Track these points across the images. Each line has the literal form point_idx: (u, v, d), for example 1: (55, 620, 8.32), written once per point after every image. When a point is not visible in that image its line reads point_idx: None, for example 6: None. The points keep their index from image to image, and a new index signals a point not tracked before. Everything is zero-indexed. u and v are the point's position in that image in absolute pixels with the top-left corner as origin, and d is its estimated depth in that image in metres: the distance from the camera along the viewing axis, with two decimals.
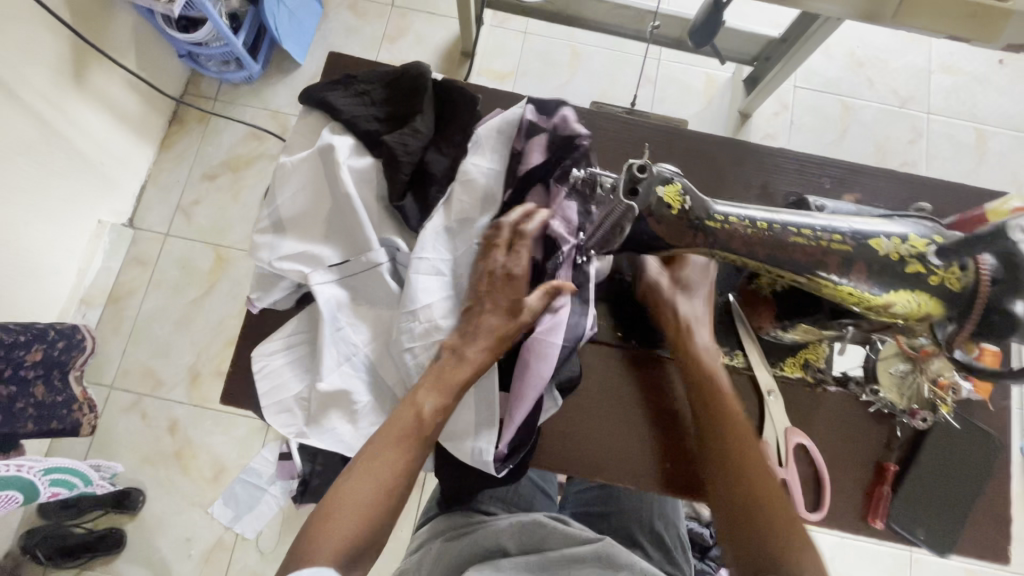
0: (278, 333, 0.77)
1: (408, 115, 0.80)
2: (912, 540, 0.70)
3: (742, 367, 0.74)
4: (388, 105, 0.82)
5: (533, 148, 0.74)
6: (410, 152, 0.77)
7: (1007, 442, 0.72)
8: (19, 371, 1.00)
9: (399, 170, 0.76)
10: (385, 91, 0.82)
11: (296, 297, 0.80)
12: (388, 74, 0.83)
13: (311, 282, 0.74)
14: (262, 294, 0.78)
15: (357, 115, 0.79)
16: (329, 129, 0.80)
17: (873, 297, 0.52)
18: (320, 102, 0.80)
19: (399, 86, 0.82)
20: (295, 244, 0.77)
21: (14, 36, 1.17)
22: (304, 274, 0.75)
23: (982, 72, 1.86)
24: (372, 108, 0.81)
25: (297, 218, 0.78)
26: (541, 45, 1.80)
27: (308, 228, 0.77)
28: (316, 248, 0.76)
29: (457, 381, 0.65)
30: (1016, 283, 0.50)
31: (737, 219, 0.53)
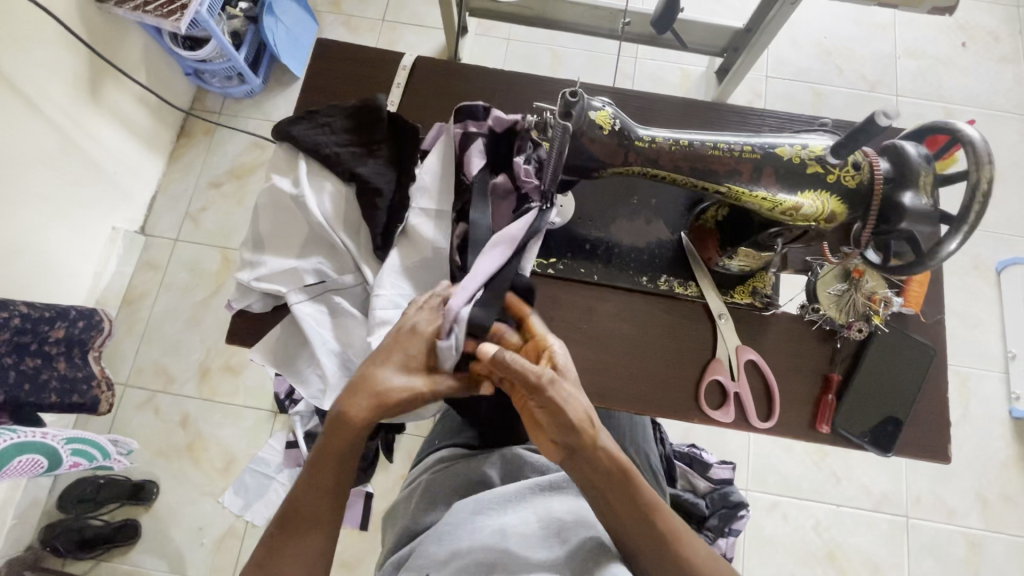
0: (263, 345, 0.81)
1: (372, 146, 0.82)
2: (859, 444, 0.77)
3: (696, 297, 0.82)
4: (350, 134, 0.83)
5: (472, 153, 0.78)
6: (385, 188, 0.80)
7: (942, 352, 0.80)
8: (43, 345, 1.10)
9: (378, 211, 0.80)
10: (347, 122, 0.83)
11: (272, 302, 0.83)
12: (347, 105, 0.84)
13: (291, 303, 0.79)
14: (240, 299, 0.82)
15: (327, 152, 0.81)
16: (303, 164, 0.82)
17: (783, 200, 0.65)
18: (287, 137, 0.82)
19: (361, 117, 0.83)
20: (273, 265, 0.80)
21: (38, 52, 1.30)
22: (284, 291, 0.80)
23: (946, 54, 1.89)
24: (336, 139, 0.82)
25: (276, 242, 0.82)
26: (522, 49, 1.92)
27: (285, 246, 0.81)
28: (294, 271, 0.80)
29: (345, 444, 0.65)
30: (904, 179, 0.61)
31: (662, 139, 0.67)
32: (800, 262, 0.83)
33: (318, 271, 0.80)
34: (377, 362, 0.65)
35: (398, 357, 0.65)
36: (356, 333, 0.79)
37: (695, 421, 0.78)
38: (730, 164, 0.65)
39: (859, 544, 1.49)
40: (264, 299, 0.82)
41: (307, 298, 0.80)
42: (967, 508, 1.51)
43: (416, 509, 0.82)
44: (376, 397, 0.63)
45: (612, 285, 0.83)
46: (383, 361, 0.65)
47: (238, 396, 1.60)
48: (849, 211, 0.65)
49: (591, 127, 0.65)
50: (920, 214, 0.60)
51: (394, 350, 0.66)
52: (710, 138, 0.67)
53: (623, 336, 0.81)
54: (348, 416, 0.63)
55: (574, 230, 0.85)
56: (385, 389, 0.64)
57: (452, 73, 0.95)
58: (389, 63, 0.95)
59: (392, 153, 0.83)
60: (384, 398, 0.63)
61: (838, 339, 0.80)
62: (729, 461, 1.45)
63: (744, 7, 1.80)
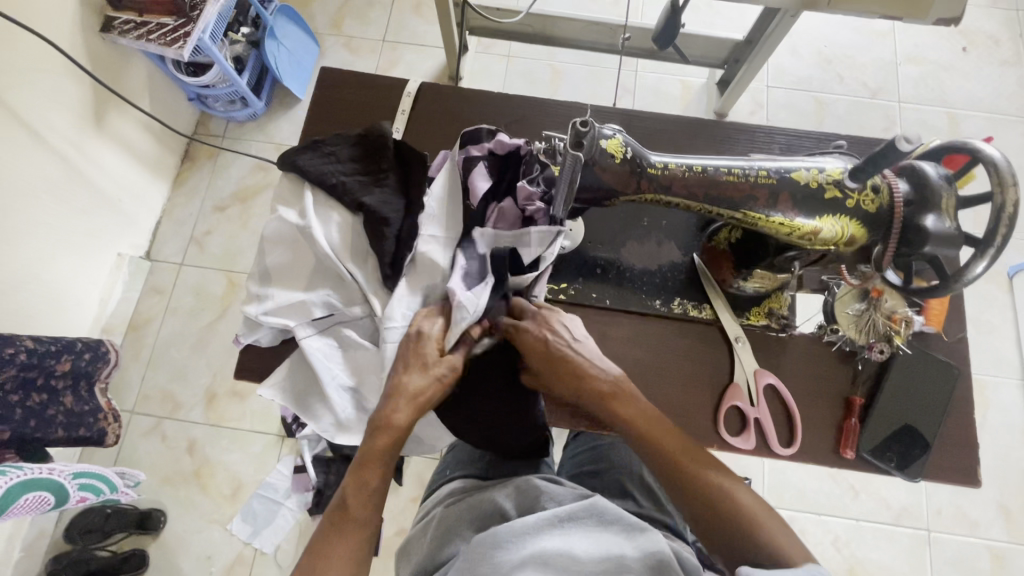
0: (273, 380, 0.79)
1: (380, 175, 0.82)
2: (885, 468, 0.75)
3: (711, 320, 0.81)
4: (356, 163, 0.82)
5: (477, 176, 0.79)
6: (392, 211, 0.78)
7: (966, 370, 0.78)
8: (50, 380, 1.09)
9: (386, 239, 0.77)
10: (354, 151, 0.83)
11: (281, 336, 0.83)
12: (353, 134, 0.84)
13: (300, 337, 0.78)
14: (248, 333, 0.81)
15: (332, 180, 0.80)
16: (309, 194, 0.80)
17: (801, 225, 0.64)
18: (292, 166, 0.81)
19: (367, 146, 0.83)
20: (281, 297, 0.79)
21: (44, 85, 1.30)
22: (291, 325, 0.79)
23: (947, 60, 1.88)
24: (341, 168, 0.82)
25: (284, 274, 0.81)
26: (523, 66, 1.92)
27: (293, 280, 0.80)
28: (302, 302, 0.79)
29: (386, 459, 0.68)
30: (925, 202, 0.60)
31: (674, 165, 0.66)
32: (816, 282, 0.81)
33: (326, 303, 0.79)
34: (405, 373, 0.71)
35: (407, 369, 0.71)
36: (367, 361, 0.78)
37: (714, 448, 0.77)
38: (745, 190, 0.64)
39: (881, 560, 1.45)
40: (273, 331, 0.82)
41: (316, 332, 0.79)
42: (989, 519, 1.47)
43: (430, 543, 0.80)
44: (413, 400, 0.69)
45: (625, 310, 0.81)
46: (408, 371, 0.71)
47: (245, 421, 1.59)
48: (869, 234, 0.63)
49: (603, 155, 0.63)
50: (944, 237, 0.59)
51: (415, 356, 0.71)
52: (724, 164, 0.65)
53: (639, 361, 0.80)
54: (393, 422, 0.69)
55: (586, 254, 0.84)
56: (418, 392, 0.70)
57: (458, 98, 0.95)
58: (394, 89, 0.95)
59: (399, 179, 0.82)
60: (419, 398, 0.70)
61: (859, 361, 0.78)
62: (744, 477, 1.42)
63: (744, 18, 1.80)
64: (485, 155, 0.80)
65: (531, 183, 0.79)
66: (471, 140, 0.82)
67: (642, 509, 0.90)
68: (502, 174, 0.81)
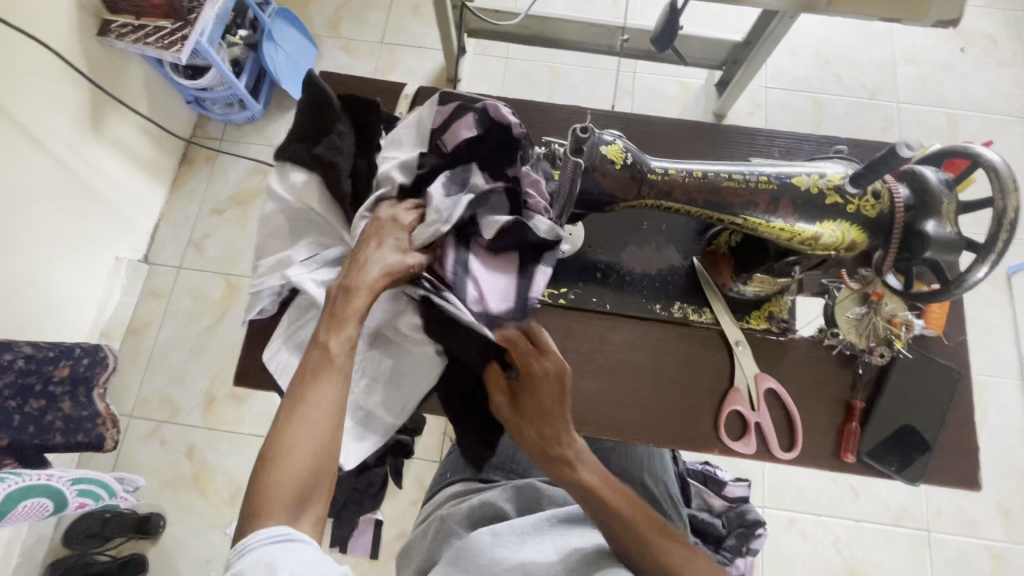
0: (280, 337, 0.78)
1: (330, 128, 0.79)
2: (884, 472, 0.75)
3: (711, 323, 0.81)
4: (303, 123, 0.79)
5: (461, 126, 0.71)
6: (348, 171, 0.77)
7: (965, 373, 0.78)
8: (48, 386, 1.08)
9: (346, 193, 0.77)
10: (304, 116, 0.79)
11: (280, 301, 0.81)
12: (300, 100, 0.80)
13: (291, 277, 0.75)
14: (250, 306, 0.80)
15: (288, 150, 0.78)
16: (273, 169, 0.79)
17: (802, 230, 0.64)
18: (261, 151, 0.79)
19: (309, 103, 0.79)
20: (271, 260, 0.79)
21: (42, 89, 1.30)
22: (285, 274, 0.76)
23: (946, 60, 1.88)
24: (293, 133, 0.79)
25: (273, 237, 0.80)
26: (521, 67, 1.92)
27: (279, 242, 0.80)
28: (287, 257, 0.78)
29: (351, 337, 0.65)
30: (925, 207, 0.60)
31: (674, 171, 0.65)
32: (816, 286, 0.81)
33: (308, 249, 0.78)
34: (371, 254, 0.68)
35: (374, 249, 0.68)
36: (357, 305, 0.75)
37: (715, 452, 0.77)
38: (746, 195, 0.64)
39: (881, 560, 1.45)
40: (274, 297, 0.80)
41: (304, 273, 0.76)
42: (989, 520, 1.48)
43: (431, 547, 0.80)
44: (379, 277, 0.67)
45: (626, 314, 0.81)
46: (375, 249, 0.68)
47: (244, 425, 1.58)
48: (870, 239, 0.63)
49: (603, 161, 0.63)
50: (945, 243, 0.59)
51: (382, 236, 0.69)
52: (724, 169, 0.65)
53: (639, 366, 0.79)
54: (352, 304, 0.65)
55: (585, 257, 0.83)
56: (385, 271, 0.67)
57: (458, 102, 0.94)
58: (391, 92, 0.95)
59: (353, 134, 0.79)
60: (386, 277, 0.67)
61: (859, 365, 0.78)
62: (745, 478, 1.42)
63: (742, 19, 1.80)
64: (478, 109, 0.72)
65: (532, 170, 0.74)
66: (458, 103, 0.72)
67: None
68: (492, 135, 0.72)
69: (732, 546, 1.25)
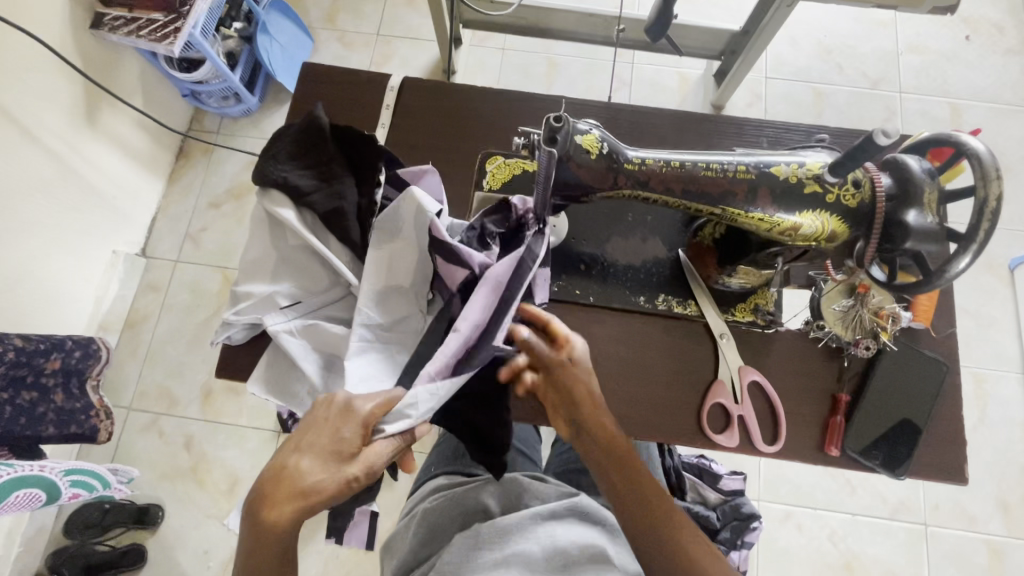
0: (252, 375, 0.78)
1: (326, 164, 0.78)
2: (870, 466, 0.74)
3: (696, 316, 0.80)
4: (297, 156, 0.79)
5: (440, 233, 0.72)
6: (350, 207, 0.77)
7: (955, 366, 0.77)
8: (40, 378, 1.09)
9: (349, 225, 0.77)
10: (292, 145, 0.79)
11: (255, 331, 0.82)
12: (288, 129, 0.80)
13: (269, 326, 0.77)
14: (219, 330, 0.80)
15: (283, 184, 0.77)
16: (264, 197, 0.78)
17: (781, 221, 0.63)
18: (256, 178, 0.78)
19: (304, 138, 0.79)
20: (247, 295, 0.79)
21: (34, 82, 1.30)
22: (262, 318, 0.78)
23: (950, 49, 1.85)
24: (286, 166, 0.78)
25: (248, 270, 0.80)
26: (518, 58, 1.90)
27: (259, 273, 0.79)
28: (268, 292, 0.78)
29: (269, 541, 0.63)
30: (906, 196, 0.59)
31: (652, 161, 0.65)
32: (802, 277, 0.80)
33: (293, 291, 0.79)
34: (306, 452, 0.64)
35: (325, 443, 0.64)
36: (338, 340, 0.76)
37: (698, 446, 0.76)
38: (724, 185, 0.64)
39: (878, 554, 1.44)
40: (245, 327, 0.81)
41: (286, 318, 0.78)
42: (988, 514, 1.46)
43: (413, 541, 0.79)
44: (300, 494, 0.62)
45: (609, 306, 0.81)
46: (310, 448, 0.64)
47: (241, 418, 1.59)
48: (851, 229, 0.63)
49: (577, 151, 0.63)
50: (925, 233, 0.58)
51: (327, 433, 0.65)
52: (702, 158, 0.65)
53: (622, 359, 0.79)
54: (273, 517, 0.62)
55: (570, 249, 0.82)
56: (309, 483, 0.63)
57: (444, 93, 0.93)
58: (378, 84, 0.94)
59: (348, 167, 0.79)
60: (306, 494, 0.62)
61: (845, 357, 0.78)
62: (740, 472, 1.41)
63: (741, 9, 1.77)
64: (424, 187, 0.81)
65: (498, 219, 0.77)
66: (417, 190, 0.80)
67: None
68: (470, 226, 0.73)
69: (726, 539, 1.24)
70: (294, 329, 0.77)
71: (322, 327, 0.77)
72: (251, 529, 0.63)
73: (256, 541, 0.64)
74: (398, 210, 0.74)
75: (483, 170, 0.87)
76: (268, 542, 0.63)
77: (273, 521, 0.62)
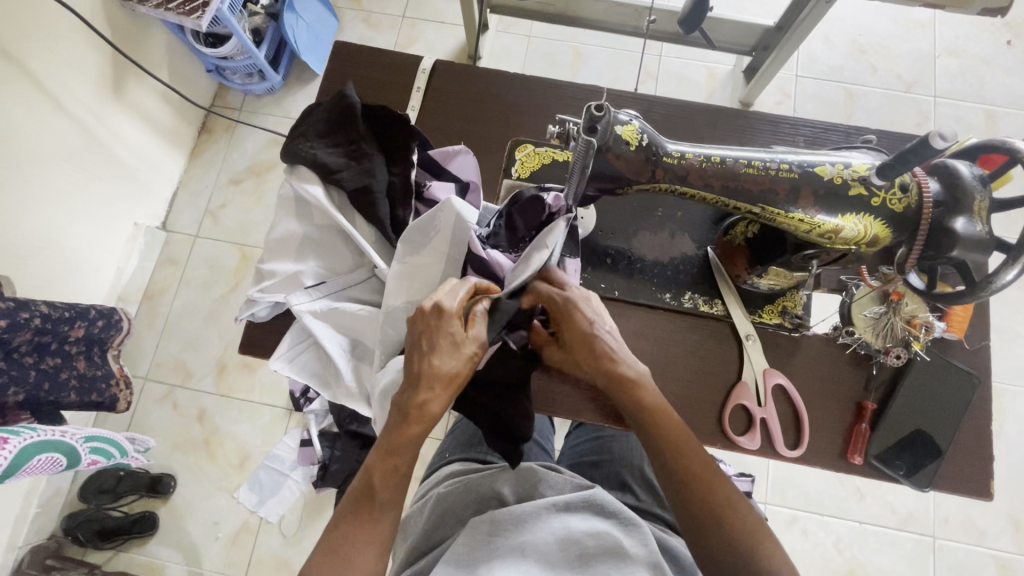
0: (275, 354, 0.78)
1: (355, 143, 0.78)
2: (892, 476, 0.74)
3: (722, 315, 0.79)
4: (327, 135, 0.79)
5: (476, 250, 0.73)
6: (379, 185, 0.76)
7: (986, 379, 0.76)
8: (64, 345, 1.11)
9: (377, 205, 0.76)
10: (322, 124, 0.79)
11: (278, 311, 0.82)
12: (318, 107, 0.80)
13: (293, 307, 0.77)
14: (244, 308, 0.80)
15: (312, 160, 0.76)
16: (292, 175, 0.78)
17: (822, 222, 0.62)
18: (286, 155, 0.78)
19: (333, 117, 0.79)
20: (272, 273, 0.78)
21: (63, 52, 1.30)
22: (287, 297, 0.78)
23: (989, 53, 1.79)
24: (315, 144, 0.78)
25: (274, 249, 0.80)
26: (543, 46, 1.87)
27: (284, 253, 0.79)
28: (292, 272, 0.78)
29: (411, 434, 0.64)
30: (955, 203, 0.57)
31: (691, 155, 0.64)
32: (834, 281, 0.79)
33: (317, 272, 0.79)
34: (431, 353, 0.65)
35: (429, 334, 0.65)
36: (364, 319, 0.76)
37: (717, 446, 0.76)
38: (765, 183, 0.63)
39: (883, 563, 1.43)
40: (269, 305, 0.81)
41: (309, 299, 0.78)
42: (998, 530, 1.44)
43: (425, 524, 0.78)
44: (448, 383, 0.65)
45: (634, 302, 0.80)
46: (432, 348, 0.65)
47: (254, 394, 1.60)
48: (893, 235, 0.61)
49: (617, 143, 0.62)
50: (973, 241, 0.56)
51: (440, 334, 0.65)
52: (744, 155, 0.64)
53: (645, 356, 0.78)
54: (429, 411, 0.64)
55: (596, 242, 0.81)
56: (452, 373, 0.65)
57: (475, 77, 0.92)
58: (409, 66, 0.93)
59: (377, 146, 0.79)
60: (452, 381, 0.65)
61: (874, 365, 0.77)
62: (748, 474, 1.40)
63: (775, 5, 1.73)
64: (455, 179, 0.81)
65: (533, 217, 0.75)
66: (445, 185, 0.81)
67: (643, 503, 0.88)
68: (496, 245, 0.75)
69: None
70: (317, 309, 0.77)
71: (346, 308, 0.77)
72: (386, 437, 0.65)
73: (395, 435, 0.64)
74: (435, 218, 0.73)
75: (512, 157, 0.86)
76: (409, 440, 0.64)
77: (423, 417, 0.64)
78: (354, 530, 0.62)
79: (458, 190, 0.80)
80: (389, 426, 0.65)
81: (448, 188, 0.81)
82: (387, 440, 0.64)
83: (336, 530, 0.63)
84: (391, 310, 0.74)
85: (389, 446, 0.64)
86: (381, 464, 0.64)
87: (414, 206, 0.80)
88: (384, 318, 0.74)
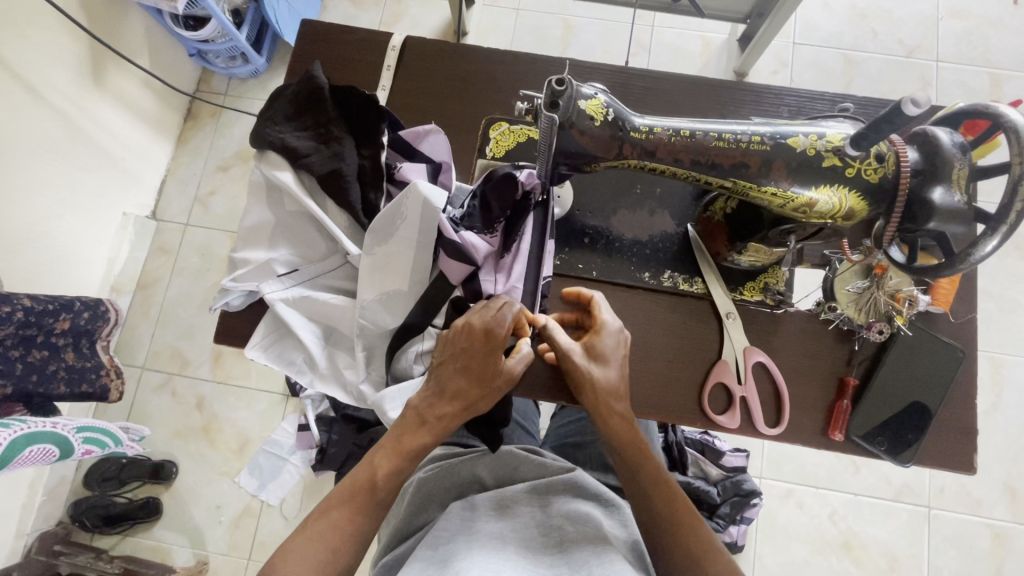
0: (251, 343, 0.78)
1: (324, 125, 0.76)
2: (874, 452, 0.73)
3: (701, 294, 0.78)
4: (296, 118, 0.77)
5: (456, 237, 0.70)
6: (349, 169, 0.75)
7: (972, 351, 0.75)
8: (51, 337, 1.11)
9: (348, 189, 0.74)
10: (290, 107, 0.77)
11: (254, 300, 0.81)
12: (285, 89, 0.78)
13: (266, 295, 0.76)
14: (218, 297, 0.79)
15: (280, 145, 0.75)
16: (262, 158, 0.76)
17: (796, 196, 0.60)
18: (255, 138, 0.76)
19: (301, 98, 0.77)
20: (245, 262, 0.77)
21: (37, 39, 1.27)
22: (259, 286, 0.77)
23: (995, 14, 1.72)
24: (283, 127, 0.76)
25: (246, 237, 0.78)
26: (533, 19, 1.81)
27: (257, 241, 0.78)
28: (264, 261, 0.77)
29: (420, 440, 0.67)
30: (934, 172, 0.56)
31: (660, 129, 0.62)
32: (817, 256, 0.78)
33: (289, 260, 0.78)
34: (460, 368, 0.67)
35: (466, 351, 0.67)
36: (339, 310, 0.75)
37: (699, 425, 0.75)
38: (736, 156, 0.61)
39: (877, 533, 1.44)
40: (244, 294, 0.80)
41: (283, 288, 0.77)
42: (993, 499, 1.44)
43: (406, 509, 0.78)
44: (460, 401, 0.67)
45: (612, 282, 0.78)
46: (461, 366, 0.67)
47: (251, 380, 1.61)
48: (870, 208, 0.59)
49: (581, 117, 0.60)
50: (951, 213, 0.55)
51: (476, 355, 0.67)
52: (715, 128, 0.61)
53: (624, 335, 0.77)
54: (433, 421, 0.67)
55: (573, 221, 0.80)
56: (468, 397, 0.67)
57: (449, 53, 0.89)
58: (383, 44, 0.90)
59: (348, 129, 0.77)
60: (466, 401, 0.67)
61: (856, 341, 0.76)
62: (742, 449, 1.40)
63: None
64: (429, 161, 0.79)
65: (505, 195, 0.72)
66: (415, 168, 0.79)
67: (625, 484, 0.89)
68: (470, 228, 0.73)
69: (724, 514, 1.28)
70: (290, 298, 0.76)
71: (319, 297, 0.76)
72: (396, 436, 0.67)
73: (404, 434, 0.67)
74: (401, 205, 0.71)
75: (487, 136, 0.85)
76: (417, 445, 0.67)
77: (436, 428, 0.67)
78: (338, 514, 0.64)
79: (430, 172, 0.78)
80: (402, 424, 0.68)
81: (419, 171, 0.78)
82: (394, 437, 0.67)
83: (325, 518, 0.63)
84: (365, 304, 0.73)
85: (400, 446, 0.66)
86: (389, 465, 0.65)
87: (386, 190, 0.78)
88: (360, 309, 0.73)
